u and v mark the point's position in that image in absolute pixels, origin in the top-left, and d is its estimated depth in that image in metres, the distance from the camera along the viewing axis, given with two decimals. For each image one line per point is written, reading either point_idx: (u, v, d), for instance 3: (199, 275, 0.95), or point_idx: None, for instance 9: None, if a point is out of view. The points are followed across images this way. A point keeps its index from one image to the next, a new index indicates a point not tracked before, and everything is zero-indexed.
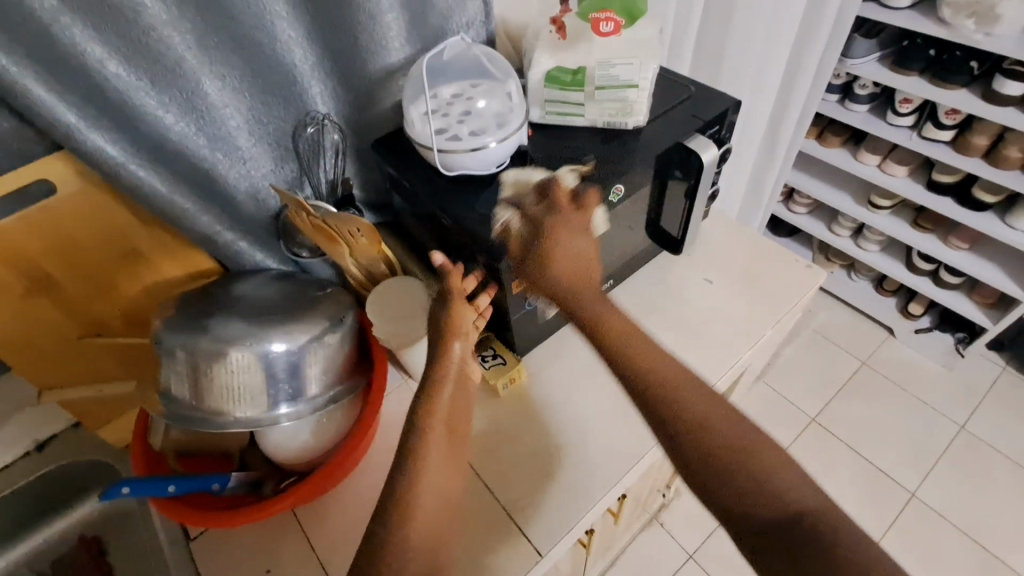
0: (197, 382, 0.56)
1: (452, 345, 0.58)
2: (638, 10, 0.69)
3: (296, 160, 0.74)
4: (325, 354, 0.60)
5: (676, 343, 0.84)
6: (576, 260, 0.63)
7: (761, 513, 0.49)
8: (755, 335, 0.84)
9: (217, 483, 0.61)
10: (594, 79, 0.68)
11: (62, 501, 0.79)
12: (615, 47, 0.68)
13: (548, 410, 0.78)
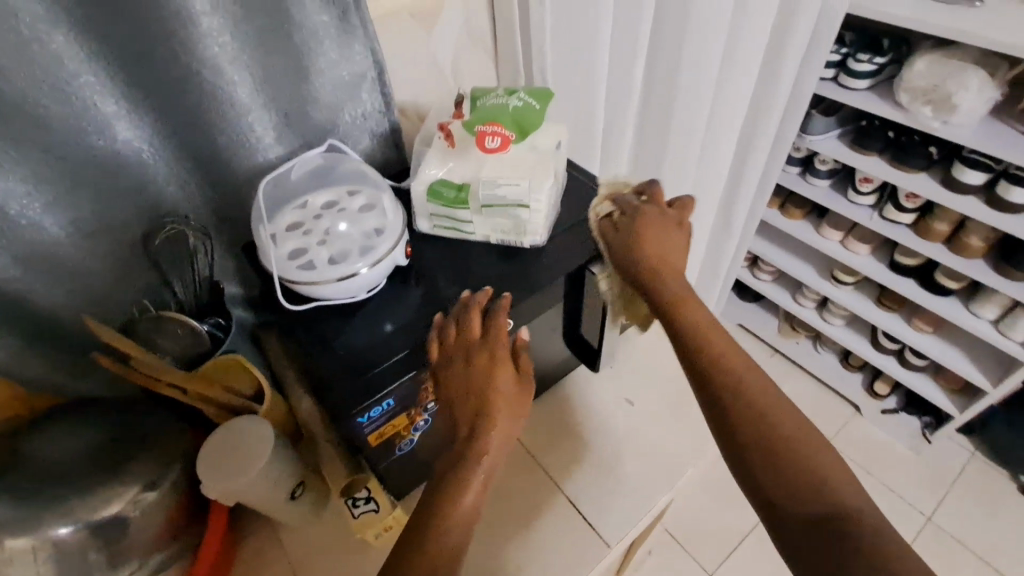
0: None
1: (499, 419, 0.54)
2: (531, 123, 0.61)
3: (149, 266, 0.64)
4: (128, 530, 0.51)
5: (589, 477, 0.73)
6: (665, 248, 0.64)
7: (786, 486, 0.52)
8: (678, 469, 0.74)
9: None
10: (478, 198, 0.60)
11: None
12: (506, 163, 0.60)
13: (504, 491, 0.73)
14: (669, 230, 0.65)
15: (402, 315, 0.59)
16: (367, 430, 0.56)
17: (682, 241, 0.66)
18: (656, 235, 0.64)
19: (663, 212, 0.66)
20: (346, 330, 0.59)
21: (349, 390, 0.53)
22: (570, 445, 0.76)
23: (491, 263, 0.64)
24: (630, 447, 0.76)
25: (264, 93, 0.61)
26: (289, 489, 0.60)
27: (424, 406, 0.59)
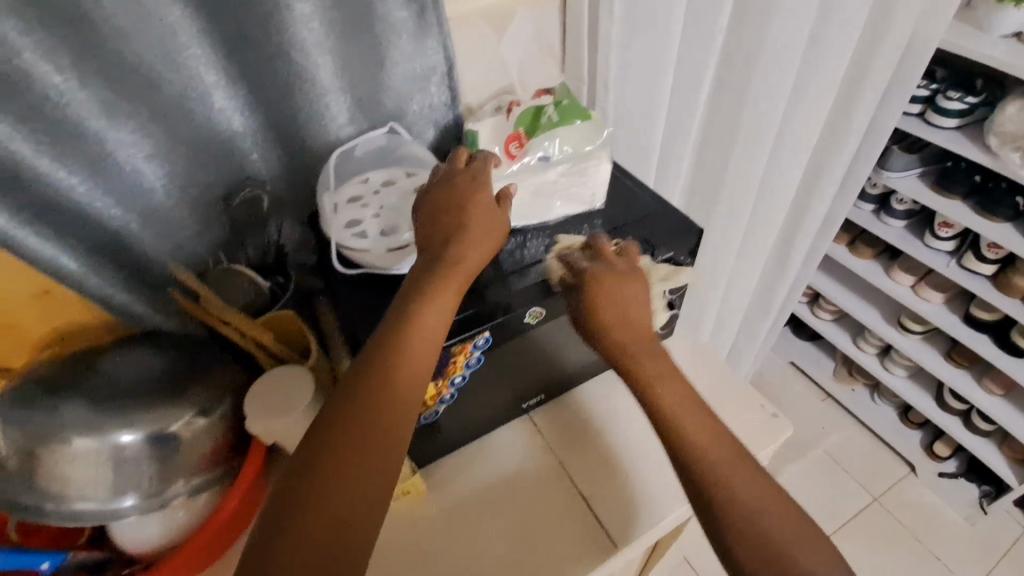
0: (29, 465, 0.51)
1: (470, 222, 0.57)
2: (550, 134, 0.65)
3: (229, 222, 0.71)
4: (182, 446, 0.56)
5: (584, 510, 0.68)
6: (620, 314, 0.59)
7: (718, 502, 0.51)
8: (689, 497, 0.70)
9: (47, 563, 0.57)
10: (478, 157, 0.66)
11: None
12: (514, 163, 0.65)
13: (538, 474, 0.72)
14: (617, 288, 0.59)
15: None
16: None
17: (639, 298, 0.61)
18: (607, 300, 0.59)
19: (608, 265, 0.60)
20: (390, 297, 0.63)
21: None
22: (559, 475, 0.72)
23: (532, 252, 0.66)
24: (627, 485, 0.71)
25: (343, 78, 0.67)
26: None
27: (450, 380, 0.61)
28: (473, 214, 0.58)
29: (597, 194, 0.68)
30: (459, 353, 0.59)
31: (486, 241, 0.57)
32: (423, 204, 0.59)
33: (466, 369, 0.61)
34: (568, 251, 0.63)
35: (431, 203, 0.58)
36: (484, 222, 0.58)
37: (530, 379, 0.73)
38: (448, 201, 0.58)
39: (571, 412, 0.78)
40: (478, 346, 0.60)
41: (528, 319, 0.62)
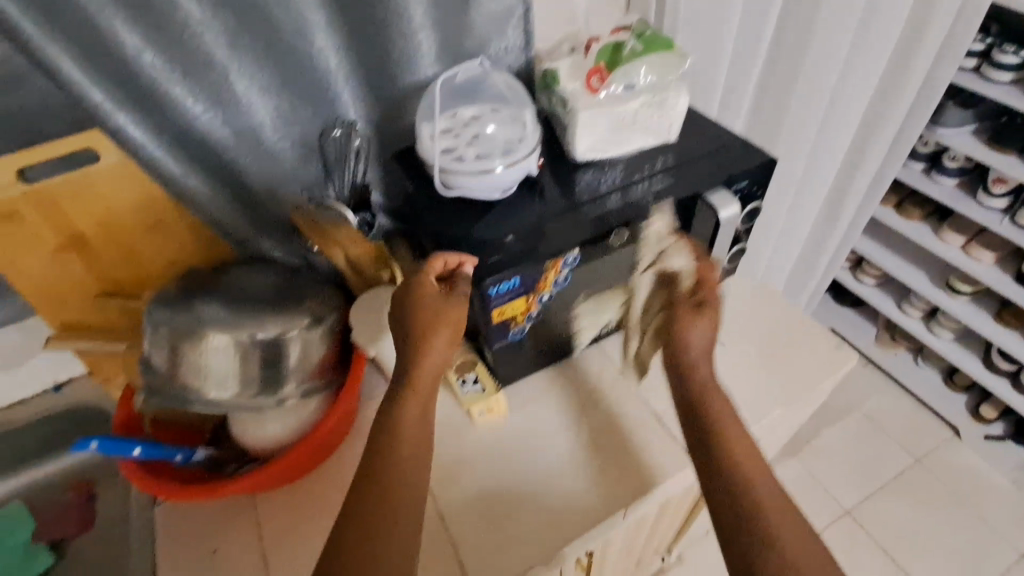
0: (174, 356, 0.58)
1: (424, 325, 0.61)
2: (630, 66, 0.68)
3: (322, 160, 0.76)
4: (299, 350, 0.62)
5: (624, 464, 0.71)
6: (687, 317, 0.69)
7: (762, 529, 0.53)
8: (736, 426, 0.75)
9: (181, 455, 0.63)
10: (562, 90, 0.69)
11: (53, 445, 0.89)
12: (597, 95, 0.68)
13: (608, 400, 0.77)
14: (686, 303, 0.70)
15: (524, 222, 0.67)
16: (492, 303, 0.64)
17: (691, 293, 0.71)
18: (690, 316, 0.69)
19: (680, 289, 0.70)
20: (480, 222, 0.67)
21: (486, 264, 0.63)
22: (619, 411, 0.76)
23: (610, 183, 0.70)
24: (665, 444, 0.73)
25: (431, 18, 0.71)
26: None
27: (540, 296, 0.67)
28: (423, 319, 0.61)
29: (673, 127, 0.72)
30: (550, 269, 0.65)
31: (444, 335, 0.61)
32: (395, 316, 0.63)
33: (554, 286, 0.67)
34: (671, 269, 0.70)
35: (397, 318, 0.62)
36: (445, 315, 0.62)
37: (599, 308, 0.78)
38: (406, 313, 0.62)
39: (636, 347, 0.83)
40: (568, 263, 0.66)
41: (612, 241, 0.68)
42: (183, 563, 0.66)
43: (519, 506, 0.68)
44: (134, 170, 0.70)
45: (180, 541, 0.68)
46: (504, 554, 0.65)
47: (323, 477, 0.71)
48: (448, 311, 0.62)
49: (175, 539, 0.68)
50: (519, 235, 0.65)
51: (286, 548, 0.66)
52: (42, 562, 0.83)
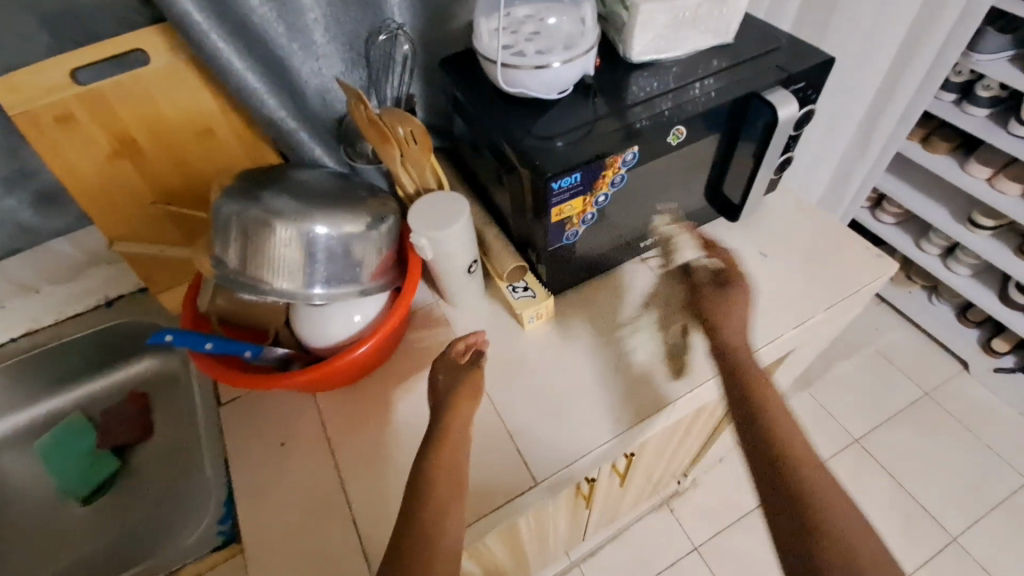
0: (245, 248, 0.59)
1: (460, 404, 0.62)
2: None
3: (368, 67, 0.76)
4: (362, 248, 0.63)
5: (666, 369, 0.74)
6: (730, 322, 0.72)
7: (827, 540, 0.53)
8: (776, 331, 0.77)
9: (250, 351, 0.65)
10: None
11: (109, 363, 0.92)
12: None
13: (647, 313, 0.79)
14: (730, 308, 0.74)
15: (579, 124, 0.66)
16: (553, 202, 0.64)
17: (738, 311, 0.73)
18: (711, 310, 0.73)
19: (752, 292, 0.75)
20: (537, 123, 0.67)
21: (547, 160, 0.62)
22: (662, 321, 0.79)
23: (663, 87, 0.69)
24: (707, 353, 0.76)
25: None
26: (468, 261, 0.72)
27: (597, 196, 0.67)
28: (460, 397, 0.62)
29: (731, 25, 0.71)
30: (608, 168, 0.65)
31: (469, 403, 0.62)
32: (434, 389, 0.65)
33: (611, 185, 0.67)
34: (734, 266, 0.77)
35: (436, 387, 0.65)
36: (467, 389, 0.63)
37: (641, 219, 0.79)
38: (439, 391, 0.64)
39: (678, 259, 0.85)
40: (625, 162, 0.66)
41: (670, 140, 0.68)
42: (255, 451, 0.70)
43: (569, 405, 0.72)
44: (186, 71, 0.68)
45: (248, 435, 0.71)
46: (557, 444, 0.69)
47: (380, 379, 0.74)
48: (465, 382, 0.63)
49: (243, 433, 0.71)
50: (570, 138, 0.65)
51: (351, 441, 0.70)
52: (106, 468, 0.86)
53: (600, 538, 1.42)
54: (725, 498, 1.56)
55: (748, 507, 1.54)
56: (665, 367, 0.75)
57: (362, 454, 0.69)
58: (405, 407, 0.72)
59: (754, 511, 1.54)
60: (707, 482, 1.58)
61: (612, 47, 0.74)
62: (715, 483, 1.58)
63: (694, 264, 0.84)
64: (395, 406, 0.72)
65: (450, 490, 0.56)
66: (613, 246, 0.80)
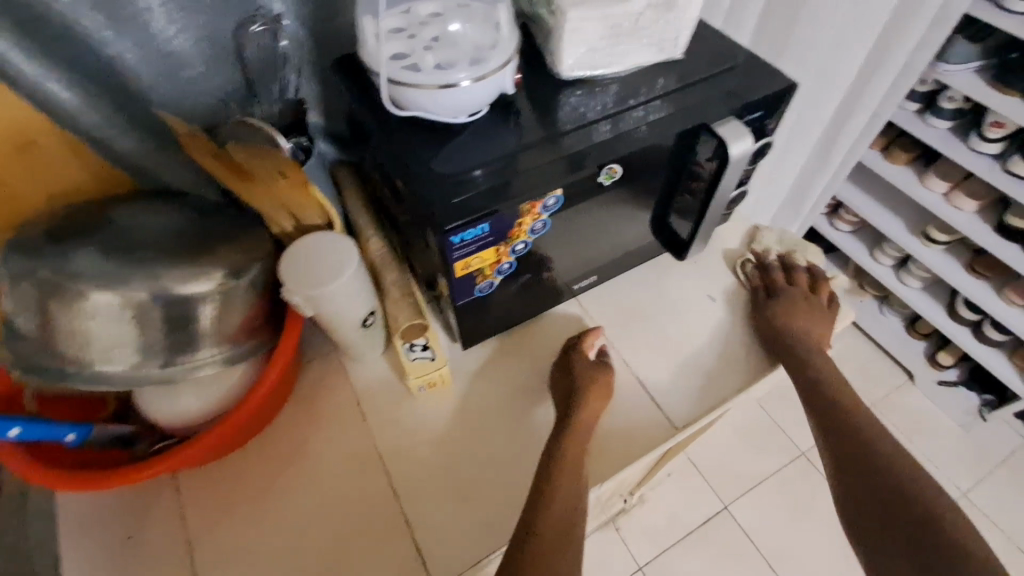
0: (43, 319, 0.45)
1: (591, 400, 0.60)
2: None
3: (241, 67, 0.61)
4: (215, 311, 0.50)
5: (599, 439, 0.64)
6: (808, 326, 0.72)
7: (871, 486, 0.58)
8: (725, 388, 0.68)
9: (73, 434, 0.52)
10: None
11: None
12: None
13: None
14: (806, 309, 0.73)
15: (491, 156, 0.54)
16: (455, 255, 0.52)
17: (821, 321, 0.74)
18: (796, 312, 0.72)
19: (808, 296, 0.75)
20: (441, 152, 0.54)
21: (445, 206, 0.50)
22: None
23: (596, 111, 0.58)
24: (644, 416, 0.66)
25: None
26: (363, 315, 0.59)
27: (513, 245, 0.55)
28: (595, 388, 0.62)
29: (680, 38, 0.59)
30: (525, 214, 0.53)
31: (601, 398, 0.61)
32: (568, 371, 0.64)
33: (530, 232, 0.56)
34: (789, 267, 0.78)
35: (563, 376, 0.64)
36: (599, 383, 0.62)
37: (576, 258, 0.68)
38: (568, 381, 0.63)
39: (617, 298, 0.75)
40: (547, 207, 0.54)
41: (602, 179, 0.56)
42: (93, 549, 0.57)
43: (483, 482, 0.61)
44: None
45: (86, 526, 0.58)
46: (464, 530, 0.58)
47: (254, 454, 0.62)
48: (598, 377, 0.63)
49: (78, 524, 0.58)
50: (490, 168, 0.53)
51: (217, 532, 0.57)
52: None
53: None
54: (670, 514, 1.51)
55: (695, 524, 1.50)
56: (597, 434, 0.64)
57: (248, 542, 0.57)
58: (282, 487, 0.60)
59: (701, 527, 1.50)
60: (654, 498, 1.52)
61: (539, 57, 0.62)
62: (662, 500, 1.53)
63: (636, 305, 0.74)
64: (273, 484, 0.60)
65: (570, 485, 0.54)
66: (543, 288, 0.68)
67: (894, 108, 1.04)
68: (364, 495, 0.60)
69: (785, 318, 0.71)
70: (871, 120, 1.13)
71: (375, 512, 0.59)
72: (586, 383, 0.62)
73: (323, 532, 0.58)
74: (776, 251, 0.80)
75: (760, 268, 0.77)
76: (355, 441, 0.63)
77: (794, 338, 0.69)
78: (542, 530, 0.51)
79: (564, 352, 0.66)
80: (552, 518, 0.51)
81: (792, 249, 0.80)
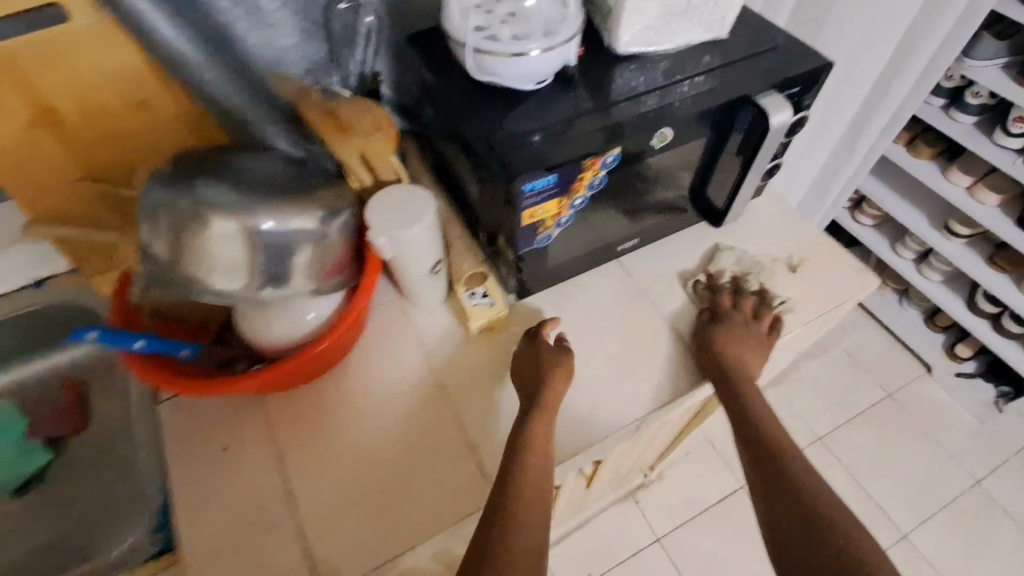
0: (177, 243, 0.52)
1: (556, 386, 0.63)
2: None
3: (325, 39, 0.70)
4: (314, 245, 0.57)
5: (638, 385, 0.71)
6: (746, 357, 0.70)
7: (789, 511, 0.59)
8: (752, 343, 0.75)
9: (187, 350, 0.60)
10: None
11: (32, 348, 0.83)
12: None
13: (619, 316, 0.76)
14: (748, 337, 0.72)
15: (555, 119, 0.60)
16: (524, 205, 0.60)
17: (761, 355, 0.72)
18: (734, 341, 0.70)
19: (752, 322, 0.73)
20: (510, 115, 0.61)
21: (519, 158, 0.56)
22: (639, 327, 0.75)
23: (649, 82, 0.64)
24: (681, 365, 0.73)
25: None
26: (432, 262, 0.66)
27: (574, 198, 0.62)
28: (554, 380, 0.63)
29: (727, 18, 0.66)
30: (586, 170, 0.61)
31: (564, 382, 0.63)
32: (526, 363, 0.66)
33: (588, 188, 0.63)
34: (740, 287, 0.77)
35: (525, 364, 0.66)
36: (563, 368, 0.64)
37: (621, 220, 0.75)
38: (532, 368, 0.66)
39: (657, 262, 0.80)
40: (605, 164, 0.62)
41: (654, 142, 0.64)
42: (195, 456, 0.64)
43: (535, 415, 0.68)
44: (121, 36, 0.59)
45: (187, 438, 0.65)
46: None
47: (331, 383, 0.69)
48: (559, 363, 0.64)
49: (181, 436, 0.65)
50: (545, 135, 0.59)
51: (302, 445, 0.65)
52: (40, 459, 0.82)
53: (562, 529, 1.42)
54: (688, 492, 1.56)
55: (711, 502, 1.55)
56: (637, 380, 0.71)
57: (329, 454, 0.64)
58: (357, 412, 0.67)
59: (717, 505, 1.55)
60: (672, 476, 1.58)
61: (597, 35, 0.68)
62: (680, 478, 1.58)
63: (673, 268, 0.80)
64: (350, 408, 0.67)
65: (537, 465, 0.58)
66: (590, 248, 0.75)
67: (922, 99, 1.08)
68: (424, 421, 0.67)
69: (722, 348, 0.70)
70: (898, 110, 1.18)
71: (369, 517, 0.61)
72: (546, 372, 0.64)
73: (388, 451, 0.65)
74: (733, 271, 0.79)
75: (709, 290, 0.77)
76: (420, 376, 0.70)
77: (730, 371, 0.68)
78: (514, 508, 0.54)
79: (526, 340, 0.68)
80: (520, 496, 0.55)
81: (748, 271, 0.79)
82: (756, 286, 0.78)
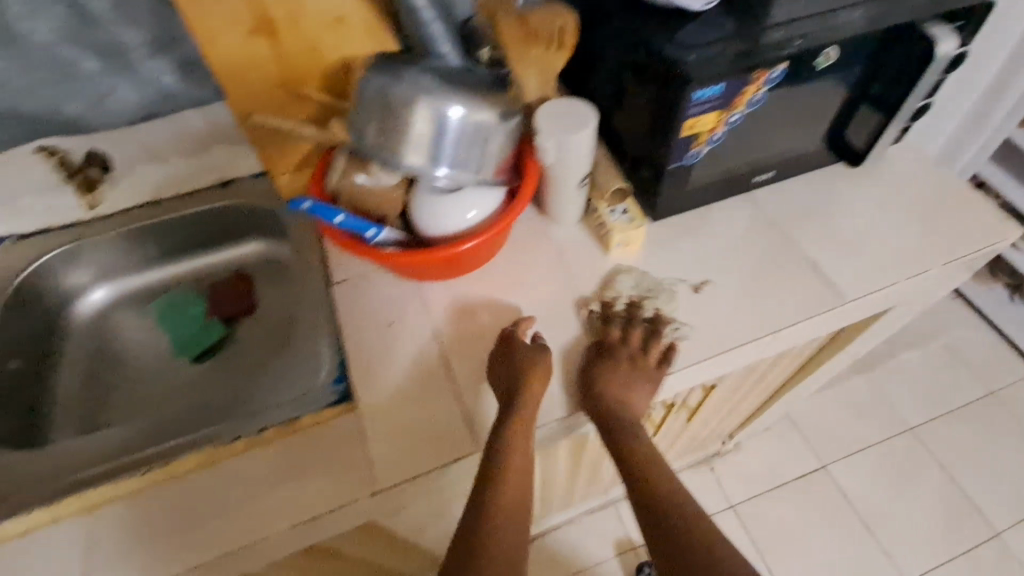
0: (385, 120, 0.62)
1: (532, 387, 0.63)
2: None
3: None
4: (492, 139, 0.65)
5: (767, 307, 0.73)
6: (619, 394, 0.66)
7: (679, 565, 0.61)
8: (886, 277, 0.76)
9: (373, 231, 0.68)
10: None
11: (213, 242, 0.96)
12: None
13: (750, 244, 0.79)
14: (618, 374, 0.67)
15: (723, 34, 0.63)
16: (689, 113, 0.64)
17: (639, 397, 0.68)
18: (609, 383, 0.66)
19: (631, 358, 0.68)
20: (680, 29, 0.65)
21: (692, 65, 0.61)
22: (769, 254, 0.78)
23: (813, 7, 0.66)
24: (811, 291, 0.75)
25: None
26: (585, 174, 0.72)
27: (732, 113, 0.66)
28: (531, 388, 0.63)
29: None
30: (750, 84, 0.64)
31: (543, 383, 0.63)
32: (502, 365, 0.65)
33: (747, 104, 0.66)
34: (633, 314, 0.72)
35: (503, 367, 0.65)
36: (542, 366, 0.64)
37: (760, 149, 0.77)
38: (512, 372, 0.64)
39: (787, 198, 0.83)
40: (770, 80, 0.65)
41: (817, 62, 0.66)
42: (364, 326, 0.73)
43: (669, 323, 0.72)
44: None
45: (357, 309, 0.75)
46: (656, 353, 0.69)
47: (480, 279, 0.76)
48: (541, 363, 0.64)
49: (352, 307, 0.75)
50: (707, 51, 0.62)
51: (455, 327, 0.73)
52: (218, 332, 0.91)
53: None
54: (764, 466, 1.55)
55: (788, 478, 1.53)
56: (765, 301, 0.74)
57: (476, 338, 0.72)
58: (504, 305, 0.74)
59: (794, 481, 1.53)
60: (749, 448, 1.57)
61: None
62: (757, 451, 1.57)
63: (803, 204, 0.82)
64: (497, 301, 0.74)
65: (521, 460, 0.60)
66: (727, 176, 0.78)
67: None
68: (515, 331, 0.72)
69: (604, 388, 0.66)
70: None
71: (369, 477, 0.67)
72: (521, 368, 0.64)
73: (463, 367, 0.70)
74: (630, 295, 0.73)
75: (599, 317, 0.72)
76: (560, 279, 0.76)
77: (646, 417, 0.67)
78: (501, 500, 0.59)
79: (501, 340, 0.68)
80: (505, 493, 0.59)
81: (646, 295, 0.73)
82: (648, 314, 0.72)
